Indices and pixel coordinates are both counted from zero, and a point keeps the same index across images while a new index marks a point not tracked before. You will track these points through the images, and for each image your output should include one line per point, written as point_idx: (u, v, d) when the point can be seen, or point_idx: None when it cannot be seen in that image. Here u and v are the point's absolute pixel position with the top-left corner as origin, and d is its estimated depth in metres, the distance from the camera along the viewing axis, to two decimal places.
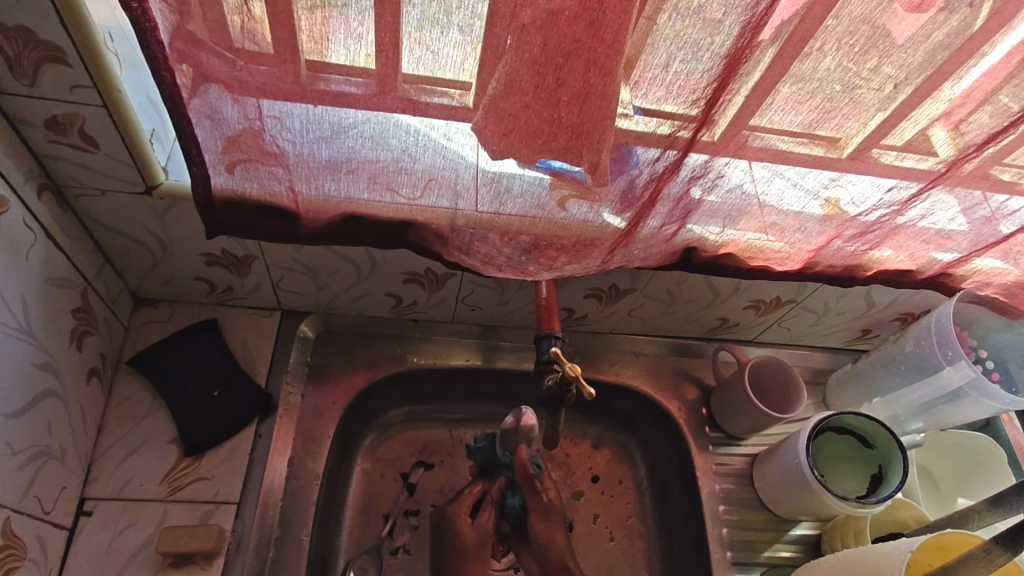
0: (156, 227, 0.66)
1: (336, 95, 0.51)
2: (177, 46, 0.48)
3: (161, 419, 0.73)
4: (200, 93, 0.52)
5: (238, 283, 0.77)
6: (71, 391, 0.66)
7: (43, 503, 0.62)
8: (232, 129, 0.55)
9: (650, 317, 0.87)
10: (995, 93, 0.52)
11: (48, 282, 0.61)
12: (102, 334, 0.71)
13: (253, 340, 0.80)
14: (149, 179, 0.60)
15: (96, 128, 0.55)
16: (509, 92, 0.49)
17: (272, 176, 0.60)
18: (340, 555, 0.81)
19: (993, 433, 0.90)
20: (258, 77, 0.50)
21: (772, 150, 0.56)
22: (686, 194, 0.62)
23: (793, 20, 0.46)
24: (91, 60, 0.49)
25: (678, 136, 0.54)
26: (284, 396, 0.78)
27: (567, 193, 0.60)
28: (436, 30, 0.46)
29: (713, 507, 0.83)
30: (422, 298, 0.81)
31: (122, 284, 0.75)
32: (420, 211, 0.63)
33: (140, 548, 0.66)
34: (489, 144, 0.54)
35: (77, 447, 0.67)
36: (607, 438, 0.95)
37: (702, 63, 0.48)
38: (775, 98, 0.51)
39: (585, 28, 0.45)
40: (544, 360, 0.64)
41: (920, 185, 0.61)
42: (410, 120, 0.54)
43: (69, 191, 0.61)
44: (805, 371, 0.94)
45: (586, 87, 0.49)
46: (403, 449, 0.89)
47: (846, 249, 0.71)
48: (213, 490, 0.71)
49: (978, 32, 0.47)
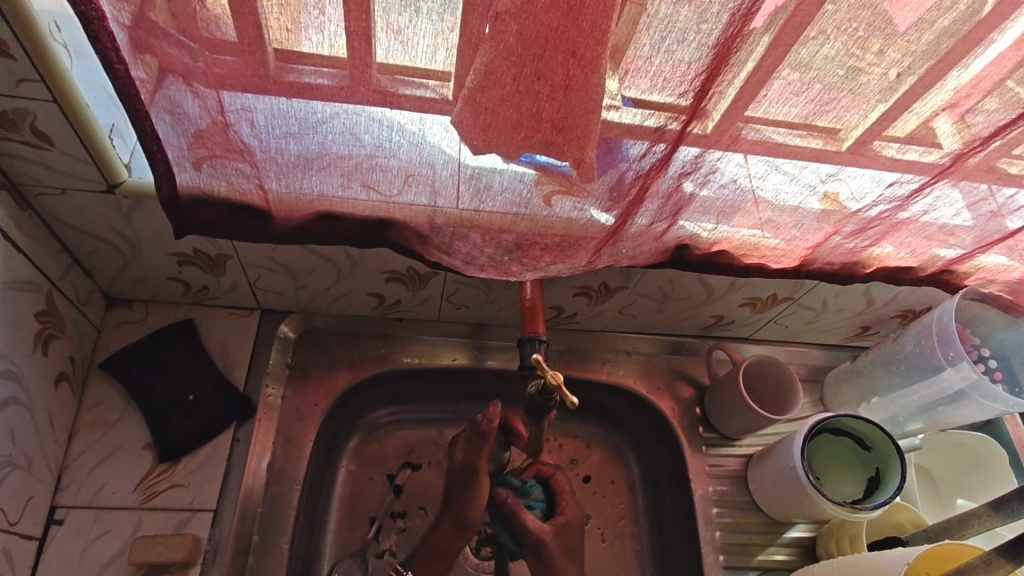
0: (123, 226, 0.64)
1: (306, 88, 0.48)
2: (131, 37, 0.45)
3: (135, 424, 0.71)
4: (161, 87, 0.49)
5: (214, 283, 0.74)
6: (36, 397, 0.63)
7: (8, 514, 0.60)
8: (195, 124, 0.52)
9: (642, 315, 0.85)
10: (1003, 81, 0.49)
11: (7, 286, 0.58)
12: (71, 337, 0.69)
13: (232, 341, 0.78)
14: (111, 177, 0.58)
15: (49, 124, 0.52)
16: (486, 84, 0.46)
17: (240, 173, 0.56)
18: (324, 559, 0.79)
19: (994, 432, 0.88)
20: (218, 69, 0.47)
21: (767, 143, 0.53)
22: (677, 189, 0.59)
23: (788, 7, 0.42)
24: (34, 51, 0.46)
25: (667, 129, 0.51)
26: (263, 398, 0.76)
27: (552, 188, 0.56)
28: (407, 16, 0.43)
29: (706, 510, 0.81)
30: (406, 297, 0.79)
31: (92, 284, 0.72)
32: (398, 209, 0.60)
33: (113, 558, 0.64)
34: (467, 138, 0.51)
35: (46, 455, 0.65)
36: (599, 438, 0.93)
37: (691, 53, 0.45)
38: (770, 89, 0.48)
39: (564, 15, 0.42)
40: (527, 366, 0.62)
41: (922, 179, 0.58)
42: (383, 113, 0.50)
43: (27, 190, 0.59)
44: (801, 368, 0.92)
45: (567, 79, 0.45)
46: (390, 449, 0.87)
47: (845, 245, 0.68)
48: (188, 497, 0.68)
49: (986, 19, 0.44)
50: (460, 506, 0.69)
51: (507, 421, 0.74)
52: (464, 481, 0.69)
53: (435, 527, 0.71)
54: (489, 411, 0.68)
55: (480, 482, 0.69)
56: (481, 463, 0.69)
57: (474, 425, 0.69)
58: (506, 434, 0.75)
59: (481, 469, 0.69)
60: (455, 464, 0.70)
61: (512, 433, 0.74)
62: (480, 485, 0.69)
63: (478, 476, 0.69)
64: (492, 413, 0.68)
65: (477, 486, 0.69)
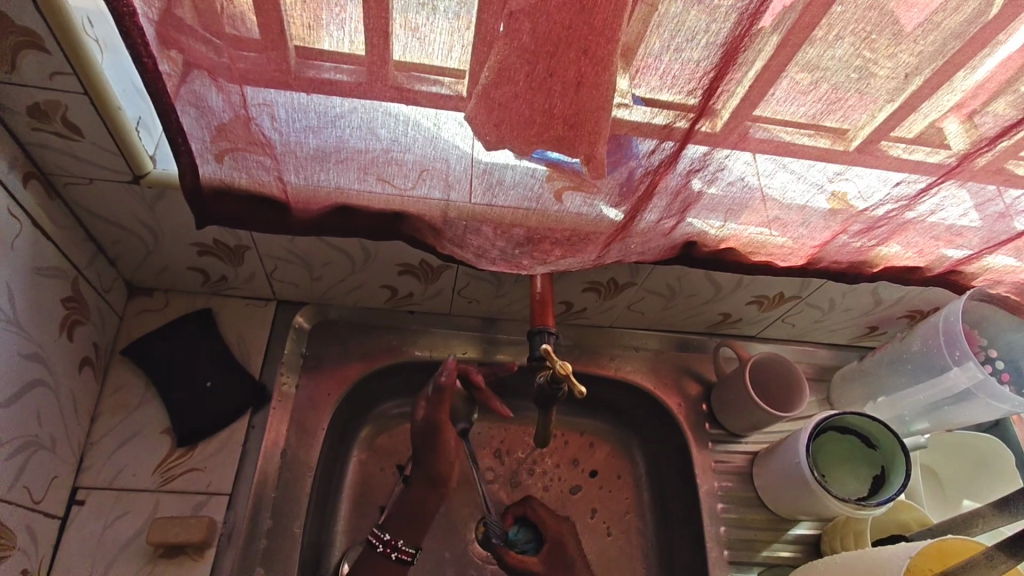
0: (146, 216, 0.66)
1: (326, 84, 0.50)
2: (159, 32, 0.47)
3: (154, 409, 0.73)
4: (187, 81, 0.50)
5: (232, 273, 0.76)
6: (61, 381, 0.65)
7: (33, 493, 0.62)
8: (219, 117, 0.53)
9: (651, 311, 0.86)
10: (1010, 84, 0.50)
11: (36, 272, 0.60)
12: (94, 324, 0.71)
13: (248, 331, 0.80)
14: (136, 168, 0.60)
15: (79, 116, 0.54)
16: (499, 81, 0.47)
17: (260, 165, 0.58)
18: (334, 545, 0.81)
19: (1001, 433, 0.88)
20: (242, 64, 0.49)
21: (775, 142, 0.54)
22: (686, 186, 0.60)
23: (795, 8, 0.43)
24: (68, 46, 0.48)
25: (676, 126, 0.52)
26: (277, 387, 0.78)
27: (562, 185, 0.58)
28: (425, 15, 0.44)
29: (711, 505, 0.82)
30: (417, 290, 0.80)
31: (115, 273, 0.75)
32: (413, 202, 0.62)
33: (132, 538, 0.66)
34: (482, 134, 0.52)
35: (69, 436, 0.67)
36: (606, 433, 0.94)
37: (700, 52, 0.46)
38: (777, 89, 0.49)
39: (575, 14, 0.43)
40: (534, 357, 0.63)
41: (930, 179, 0.59)
42: (400, 109, 0.52)
43: (57, 179, 0.61)
44: (809, 368, 0.92)
45: (578, 77, 0.47)
46: (399, 440, 0.89)
47: (852, 245, 0.69)
48: (205, 480, 0.70)
49: (993, 20, 0.45)
50: (428, 459, 0.74)
51: (466, 373, 0.77)
52: (428, 438, 0.74)
53: (413, 488, 0.74)
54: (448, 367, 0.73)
55: (444, 439, 0.74)
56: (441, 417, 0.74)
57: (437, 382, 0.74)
58: (467, 385, 0.78)
59: (444, 424, 0.74)
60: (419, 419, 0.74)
61: (472, 384, 0.77)
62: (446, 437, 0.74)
63: (443, 432, 0.74)
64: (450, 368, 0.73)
65: (442, 438, 0.74)
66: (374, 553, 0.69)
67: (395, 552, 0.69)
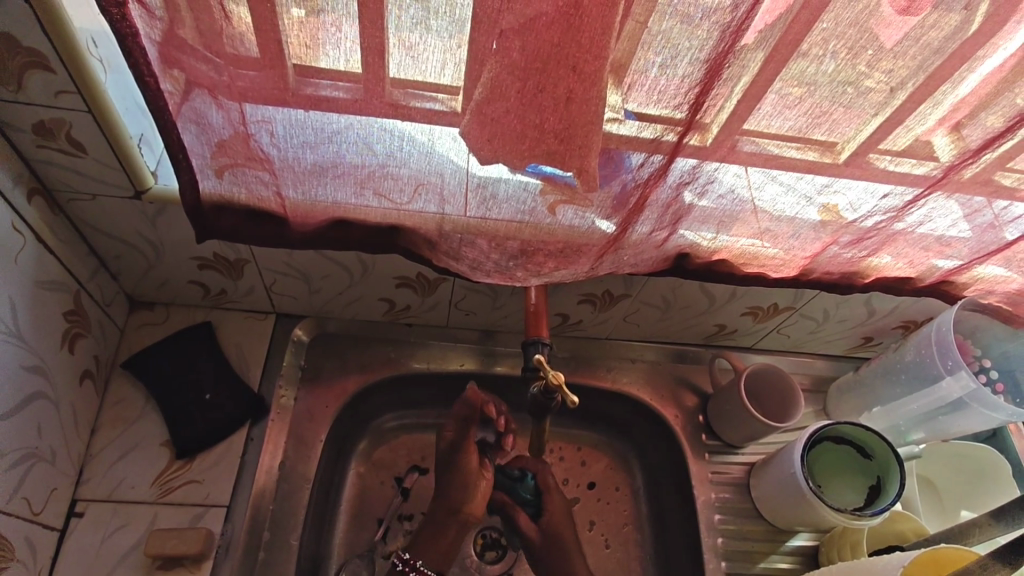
0: (148, 230, 0.67)
1: (323, 101, 0.51)
2: (161, 52, 0.48)
3: (153, 422, 0.74)
4: (188, 99, 0.52)
5: (232, 287, 0.77)
6: (62, 393, 0.66)
7: (32, 505, 0.62)
8: (219, 134, 0.55)
9: (646, 323, 0.86)
10: (991, 97, 0.51)
11: (39, 285, 0.61)
12: (96, 337, 0.72)
13: (247, 343, 0.81)
14: (138, 184, 0.61)
15: (83, 133, 0.55)
16: (492, 97, 0.49)
17: (259, 180, 0.60)
18: (332, 557, 0.81)
19: (999, 444, 0.88)
20: (241, 82, 0.50)
21: (765, 155, 0.55)
22: (677, 199, 0.61)
23: (778, 26, 0.45)
24: (73, 65, 0.50)
25: (664, 140, 0.53)
26: (276, 399, 0.78)
27: (555, 198, 0.59)
28: (418, 34, 0.45)
29: (709, 517, 0.82)
30: (415, 303, 0.81)
31: (117, 287, 0.76)
32: (409, 216, 0.63)
33: (129, 550, 0.67)
34: (476, 149, 0.54)
35: (68, 448, 0.68)
36: (604, 445, 0.94)
37: (685, 67, 0.47)
38: (764, 104, 0.50)
39: (564, 33, 0.44)
40: (529, 368, 0.62)
41: (916, 190, 0.60)
42: (395, 124, 0.53)
43: (60, 195, 0.62)
44: (805, 379, 0.93)
45: (568, 93, 0.48)
46: (398, 452, 0.89)
47: (843, 255, 0.70)
48: (203, 492, 0.71)
49: (972, 37, 0.46)
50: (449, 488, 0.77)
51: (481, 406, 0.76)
52: (451, 459, 0.77)
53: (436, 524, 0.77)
54: (470, 396, 0.74)
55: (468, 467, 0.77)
56: (466, 443, 0.76)
57: (459, 411, 0.75)
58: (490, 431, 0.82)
59: (468, 448, 0.76)
60: (443, 444, 0.77)
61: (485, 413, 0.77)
62: (466, 458, 0.77)
63: (466, 455, 0.76)
64: (473, 396, 0.74)
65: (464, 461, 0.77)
66: (396, 573, 0.73)
67: (415, 573, 0.73)
